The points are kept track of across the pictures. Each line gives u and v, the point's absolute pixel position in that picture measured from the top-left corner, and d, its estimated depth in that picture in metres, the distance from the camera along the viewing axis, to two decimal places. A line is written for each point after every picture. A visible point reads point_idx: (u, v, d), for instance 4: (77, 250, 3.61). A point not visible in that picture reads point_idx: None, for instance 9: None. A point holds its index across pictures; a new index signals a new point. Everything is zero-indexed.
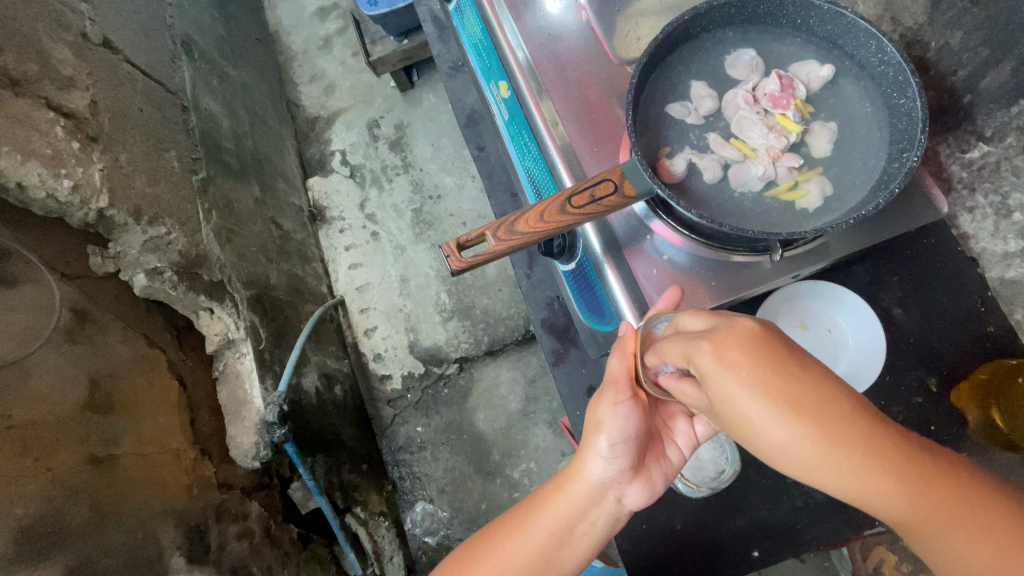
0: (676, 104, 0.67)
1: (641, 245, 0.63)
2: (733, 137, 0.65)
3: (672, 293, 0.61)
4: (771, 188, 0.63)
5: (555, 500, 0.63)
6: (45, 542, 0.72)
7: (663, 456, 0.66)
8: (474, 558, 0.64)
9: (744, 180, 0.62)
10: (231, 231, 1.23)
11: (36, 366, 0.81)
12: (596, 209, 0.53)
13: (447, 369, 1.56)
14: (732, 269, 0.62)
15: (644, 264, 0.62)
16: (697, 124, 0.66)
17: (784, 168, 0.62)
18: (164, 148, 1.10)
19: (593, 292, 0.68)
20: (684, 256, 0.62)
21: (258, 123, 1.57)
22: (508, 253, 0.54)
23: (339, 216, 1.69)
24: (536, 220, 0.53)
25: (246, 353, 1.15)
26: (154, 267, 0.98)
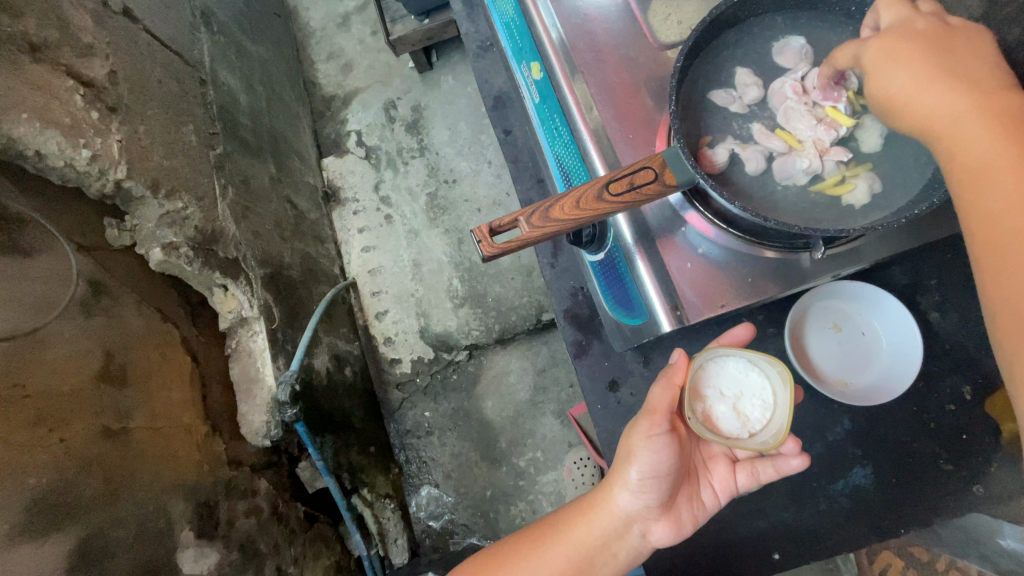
0: (719, 91, 0.64)
1: (675, 237, 0.61)
2: (778, 127, 0.62)
3: (706, 288, 0.59)
4: (814, 183, 0.61)
5: (578, 528, 0.69)
6: (58, 512, 0.72)
7: (695, 497, 0.70)
8: (493, 569, 0.70)
9: (789, 173, 0.61)
10: (246, 208, 1.22)
11: (51, 336, 0.80)
12: (635, 198, 0.51)
13: (457, 356, 1.55)
14: (766, 266, 0.60)
15: (677, 256, 0.60)
16: (741, 113, 0.64)
17: (832, 162, 0.60)
18: (182, 122, 1.09)
19: (622, 284, 0.66)
20: (720, 249, 0.60)
21: (275, 100, 1.54)
22: (540, 241, 0.52)
23: (354, 197, 1.67)
24: (574, 207, 0.51)
25: (259, 331, 1.14)
26: (170, 242, 0.97)
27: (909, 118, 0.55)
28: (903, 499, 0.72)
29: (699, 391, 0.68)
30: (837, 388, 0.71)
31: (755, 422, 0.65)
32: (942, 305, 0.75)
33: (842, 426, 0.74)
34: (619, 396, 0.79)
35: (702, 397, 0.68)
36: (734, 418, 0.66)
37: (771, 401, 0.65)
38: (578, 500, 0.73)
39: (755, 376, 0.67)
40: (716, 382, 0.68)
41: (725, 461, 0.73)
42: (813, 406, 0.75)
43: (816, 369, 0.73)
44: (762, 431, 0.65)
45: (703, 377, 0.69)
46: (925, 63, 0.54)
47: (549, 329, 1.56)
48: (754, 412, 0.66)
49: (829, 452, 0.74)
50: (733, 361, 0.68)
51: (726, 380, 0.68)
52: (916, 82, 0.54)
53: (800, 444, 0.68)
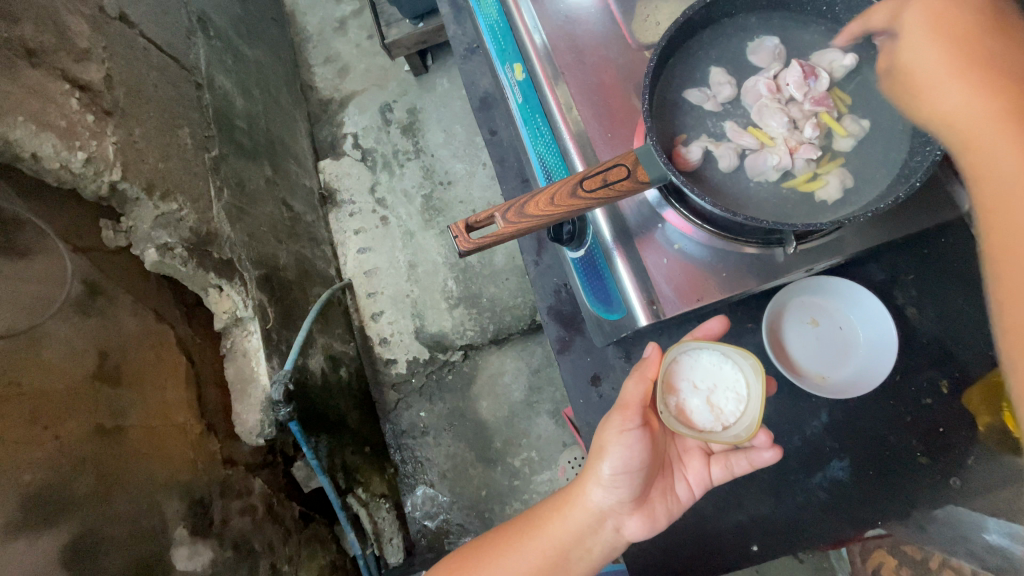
0: (694, 90, 0.65)
1: (652, 234, 0.62)
2: (750, 125, 0.63)
3: (682, 284, 0.60)
4: (784, 178, 0.62)
5: (553, 523, 0.70)
6: (52, 508, 0.74)
7: (669, 490, 0.71)
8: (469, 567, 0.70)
9: (761, 170, 0.61)
10: (241, 210, 1.23)
11: (46, 335, 0.82)
12: (608, 194, 0.52)
13: (451, 356, 1.56)
14: (742, 261, 0.60)
15: (654, 253, 0.61)
16: (715, 111, 0.65)
17: (801, 160, 0.61)
18: (178, 125, 1.10)
19: (601, 280, 0.67)
20: (696, 246, 0.61)
21: (272, 103, 1.56)
22: (517, 236, 0.53)
23: (349, 199, 1.69)
24: (548, 204, 0.52)
25: (253, 331, 1.16)
26: (164, 243, 0.99)
27: (928, 100, 0.57)
28: (884, 493, 0.72)
29: (672, 384, 0.69)
30: (816, 383, 0.72)
31: (728, 414, 0.66)
32: (924, 302, 0.76)
33: (822, 420, 0.75)
34: (602, 392, 0.79)
35: (675, 390, 0.68)
36: (707, 410, 0.67)
37: (744, 393, 0.66)
38: (554, 496, 0.74)
39: (728, 369, 0.68)
40: (689, 375, 0.68)
41: (697, 455, 0.74)
42: (793, 401, 0.75)
43: (796, 364, 0.74)
44: (734, 423, 0.65)
45: (676, 371, 0.69)
46: (960, 48, 0.56)
47: (543, 329, 1.57)
48: (726, 405, 0.66)
49: (812, 447, 0.74)
50: (706, 354, 0.69)
51: (699, 373, 0.69)
52: (944, 62, 0.56)
53: (770, 436, 0.70)
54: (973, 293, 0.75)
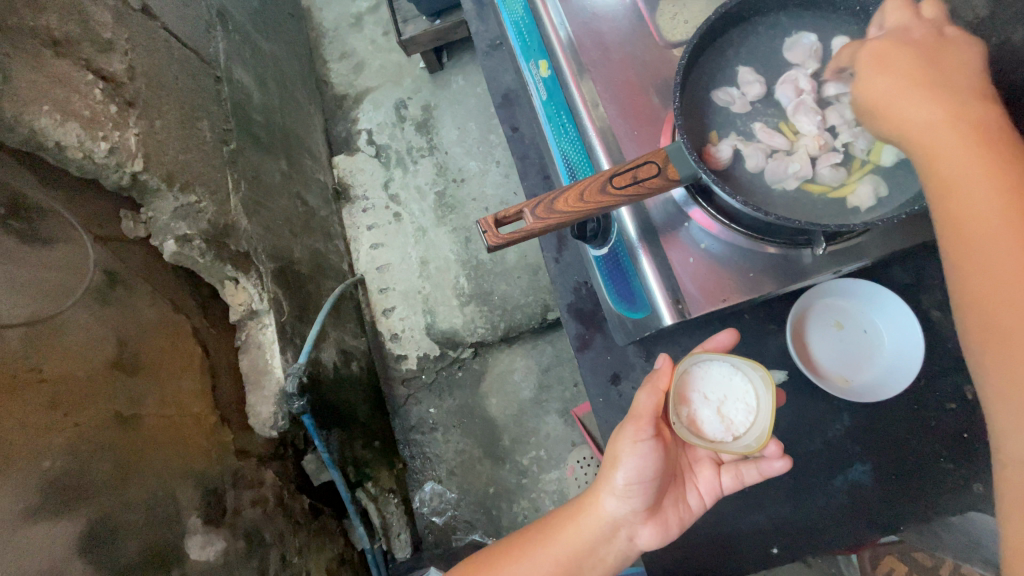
0: (721, 90, 0.65)
1: (677, 232, 0.61)
2: (780, 123, 0.63)
3: (708, 282, 0.60)
4: (814, 179, 0.61)
5: (567, 531, 0.70)
6: (71, 494, 0.74)
7: (681, 500, 0.71)
8: (482, 572, 0.71)
9: (788, 171, 0.61)
10: (257, 203, 1.24)
11: (67, 323, 0.82)
12: (638, 191, 0.52)
13: (462, 353, 1.57)
14: (765, 261, 0.60)
15: (679, 252, 0.61)
16: (744, 110, 0.64)
17: (828, 163, 0.61)
18: (198, 118, 1.11)
19: (625, 278, 0.67)
20: (721, 245, 0.61)
21: (288, 98, 1.57)
22: (544, 231, 0.53)
23: (363, 195, 1.69)
24: (576, 200, 0.52)
25: (268, 325, 1.17)
26: (184, 234, 0.99)
27: (891, 115, 0.56)
28: (903, 498, 0.72)
29: (684, 395, 0.68)
30: (838, 385, 0.72)
31: (739, 425, 0.66)
32: (947, 306, 0.75)
33: (842, 422, 0.74)
34: (620, 389, 0.79)
35: (686, 401, 0.68)
36: (720, 422, 0.66)
37: (755, 405, 0.65)
38: (568, 504, 0.73)
39: (739, 380, 0.67)
40: (701, 386, 0.68)
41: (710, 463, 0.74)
42: (812, 403, 0.75)
43: (817, 366, 0.73)
44: (745, 434, 0.65)
45: (688, 381, 0.69)
46: (905, 69, 0.55)
47: (553, 328, 1.57)
48: (737, 416, 0.66)
49: (829, 448, 0.74)
50: (718, 365, 0.69)
51: (711, 384, 0.69)
52: (900, 85, 0.55)
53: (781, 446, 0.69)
54: None
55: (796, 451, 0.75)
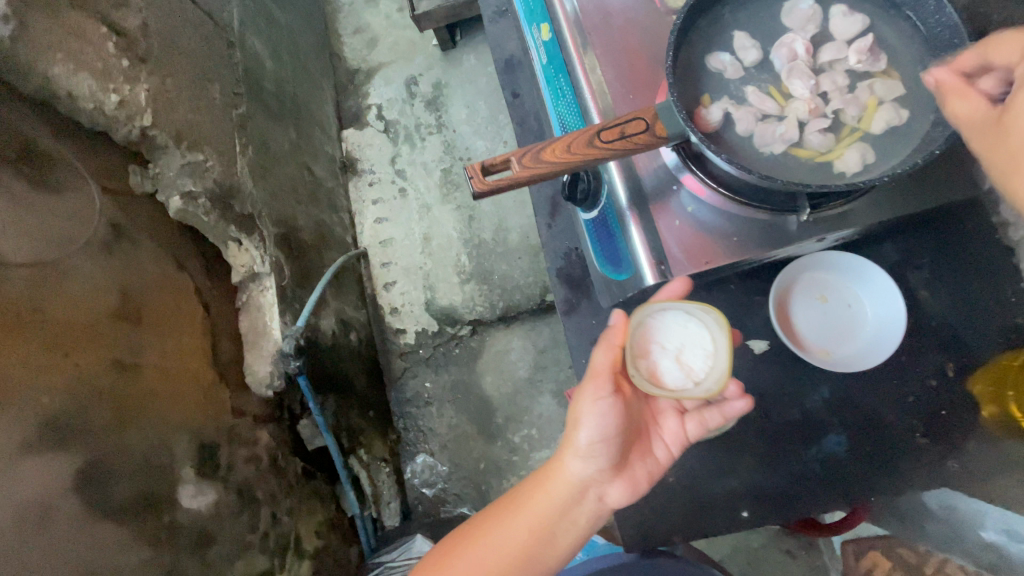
0: (715, 56, 0.65)
1: (667, 197, 0.62)
2: (771, 89, 0.64)
3: (693, 246, 0.61)
4: (802, 145, 0.62)
5: (537, 497, 0.71)
6: (67, 433, 0.77)
7: (647, 454, 0.72)
8: (459, 549, 0.72)
9: (777, 135, 0.62)
10: (264, 169, 1.26)
11: (72, 269, 0.84)
12: (625, 146, 0.52)
13: (460, 331, 1.58)
14: (749, 226, 0.61)
15: (666, 216, 0.61)
16: (737, 75, 0.65)
17: (817, 128, 0.62)
18: (208, 80, 1.13)
19: (612, 241, 0.68)
20: (707, 211, 0.62)
21: (300, 69, 1.58)
22: (530, 181, 0.54)
23: (370, 169, 1.70)
24: (563, 151, 0.53)
25: (269, 287, 1.19)
26: (188, 191, 1.02)
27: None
28: (881, 481, 0.72)
29: (642, 348, 0.68)
30: (819, 357, 0.73)
31: (698, 371, 0.65)
32: (938, 293, 0.75)
33: (823, 395, 0.75)
34: None
35: (645, 355, 0.68)
36: (679, 370, 0.66)
37: (712, 349, 0.65)
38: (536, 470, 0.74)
39: (695, 327, 0.67)
40: (658, 338, 0.68)
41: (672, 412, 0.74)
42: (793, 376, 0.76)
43: (800, 338, 0.74)
44: (706, 379, 0.64)
45: (645, 335, 0.69)
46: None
47: (552, 310, 1.58)
48: (696, 362, 0.66)
49: (809, 421, 0.74)
50: (673, 315, 0.68)
51: (667, 335, 0.68)
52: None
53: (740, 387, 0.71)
54: (992, 290, 0.74)
55: (778, 429, 0.75)
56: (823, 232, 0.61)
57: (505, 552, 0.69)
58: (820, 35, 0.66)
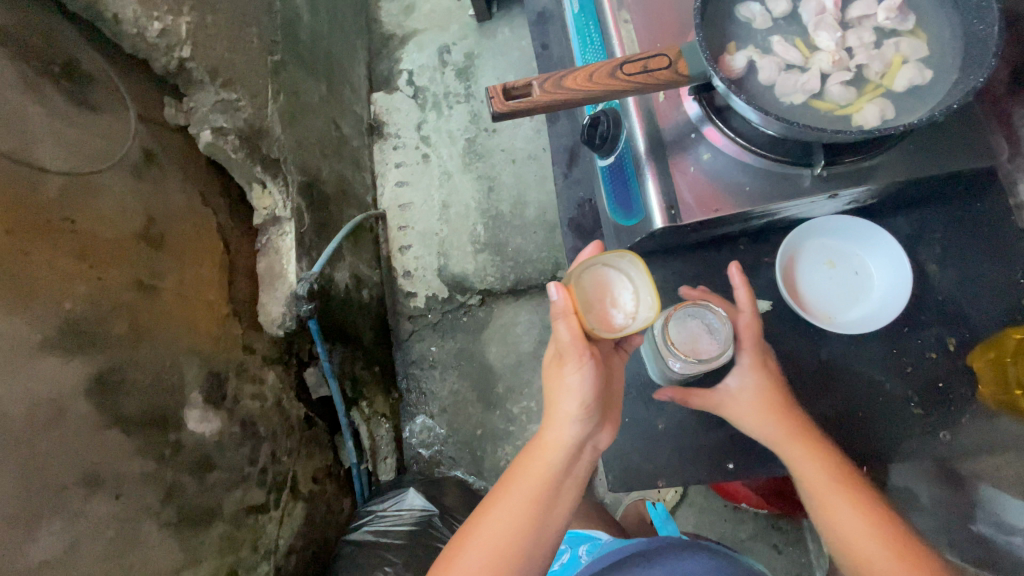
0: (745, 7, 0.68)
1: (684, 146, 0.67)
2: (798, 42, 0.66)
3: (702, 192, 0.66)
4: (824, 95, 0.64)
5: (534, 469, 0.75)
6: (86, 339, 0.80)
7: (617, 396, 0.82)
8: (469, 537, 0.74)
9: (799, 86, 0.64)
10: (293, 117, 1.28)
11: (102, 186, 0.87)
12: (646, 80, 0.55)
13: (469, 299, 1.60)
14: (762, 173, 0.66)
15: (681, 163, 0.66)
16: (765, 27, 0.67)
17: (839, 82, 0.64)
18: (247, 22, 1.15)
19: (625, 186, 0.74)
20: (721, 161, 0.66)
21: (337, 27, 1.60)
22: (551, 106, 0.57)
23: (396, 133, 1.72)
24: (587, 79, 0.56)
25: (288, 232, 1.22)
26: (219, 127, 1.06)
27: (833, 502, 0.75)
28: None
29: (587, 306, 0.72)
30: (820, 319, 0.86)
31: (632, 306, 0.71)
32: None
33: None
34: None
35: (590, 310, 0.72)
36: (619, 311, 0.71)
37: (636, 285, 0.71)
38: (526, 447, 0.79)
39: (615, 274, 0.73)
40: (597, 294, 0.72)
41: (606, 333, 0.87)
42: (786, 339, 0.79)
43: (805, 301, 0.86)
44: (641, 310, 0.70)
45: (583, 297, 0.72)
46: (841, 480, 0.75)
47: None
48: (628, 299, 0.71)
49: None
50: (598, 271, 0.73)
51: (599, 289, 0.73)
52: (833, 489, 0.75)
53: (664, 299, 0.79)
54: None
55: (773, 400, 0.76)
56: (835, 185, 0.65)
57: (515, 520, 0.73)
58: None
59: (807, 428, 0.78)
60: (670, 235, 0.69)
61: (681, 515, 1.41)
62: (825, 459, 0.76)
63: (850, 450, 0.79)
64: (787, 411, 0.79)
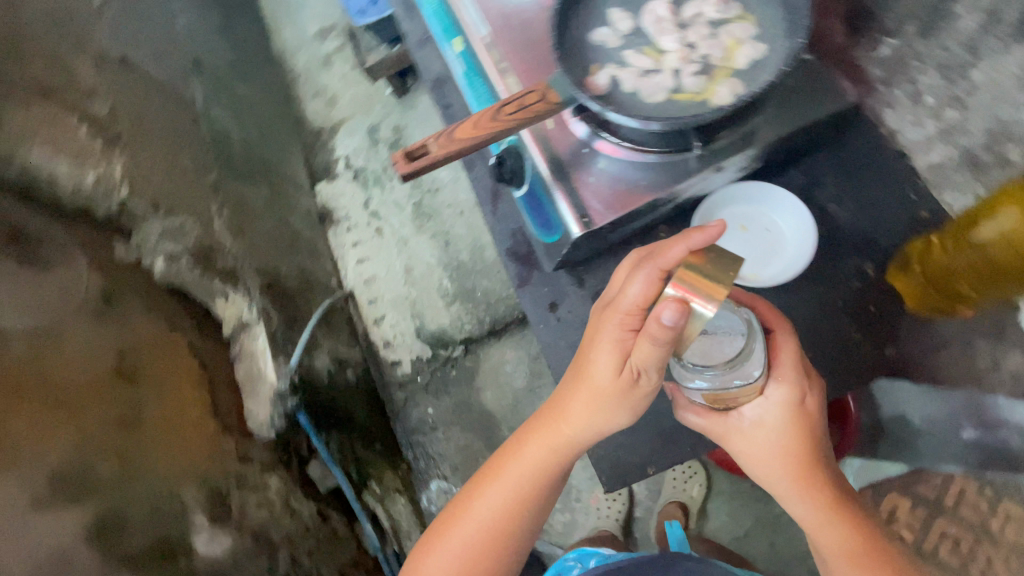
0: (595, 32, 0.74)
1: (583, 163, 0.73)
2: (647, 50, 0.73)
3: (611, 199, 0.72)
4: (682, 88, 0.71)
5: (533, 455, 0.76)
6: (76, 487, 0.81)
7: None
8: (470, 510, 0.78)
9: (659, 88, 0.71)
10: (242, 224, 1.34)
11: (67, 335, 0.90)
12: (524, 116, 0.61)
13: (453, 352, 1.62)
14: (653, 172, 0.72)
15: (585, 178, 0.72)
16: (617, 45, 0.73)
17: (691, 75, 0.71)
18: (178, 151, 1.23)
19: (543, 209, 0.79)
20: (618, 166, 0.73)
21: (267, 133, 1.69)
22: (448, 159, 0.61)
23: (345, 215, 1.78)
24: (472, 128, 0.61)
25: (258, 334, 1.23)
26: (171, 253, 1.11)
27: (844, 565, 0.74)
28: None
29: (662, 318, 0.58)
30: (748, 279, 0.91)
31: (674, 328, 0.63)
32: None
33: None
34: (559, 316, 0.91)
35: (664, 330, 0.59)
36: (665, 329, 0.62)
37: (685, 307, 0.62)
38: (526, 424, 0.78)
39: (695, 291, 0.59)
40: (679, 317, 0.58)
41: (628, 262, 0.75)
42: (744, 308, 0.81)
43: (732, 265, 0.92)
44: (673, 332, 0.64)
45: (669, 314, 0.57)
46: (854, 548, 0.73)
47: None
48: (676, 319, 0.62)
49: None
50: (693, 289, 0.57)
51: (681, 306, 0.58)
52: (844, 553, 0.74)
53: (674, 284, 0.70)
54: None
55: None
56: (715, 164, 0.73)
57: (523, 500, 0.77)
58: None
59: (822, 489, 0.75)
60: (593, 239, 0.76)
61: (712, 507, 1.41)
62: (835, 523, 0.75)
63: (861, 515, 0.76)
64: (811, 472, 0.75)
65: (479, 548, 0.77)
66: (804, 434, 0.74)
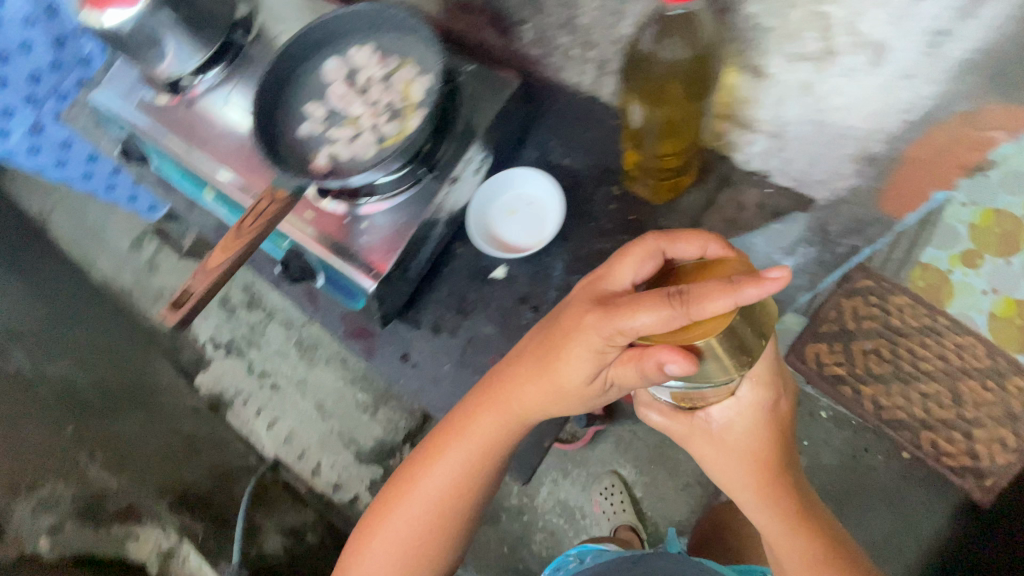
0: (296, 132, 0.68)
1: (352, 229, 0.67)
2: (345, 125, 0.68)
3: (388, 243, 0.65)
4: (388, 138, 0.67)
5: (485, 429, 0.61)
6: None
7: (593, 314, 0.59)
8: (410, 489, 0.64)
9: (368, 151, 0.66)
10: (121, 459, 1.26)
11: None
12: (264, 221, 0.59)
13: (401, 455, 1.57)
14: (402, 205, 0.67)
15: (359, 239, 0.66)
16: (317, 134, 0.67)
17: (389, 126, 0.66)
18: (24, 429, 1.22)
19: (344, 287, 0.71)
20: (384, 217, 0.67)
21: (115, 358, 1.59)
22: (210, 290, 0.57)
23: (235, 391, 1.68)
24: (219, 254, 0.58)
25: (188, 553, 1.16)
26: (50, 525, 1.08)
27: None
28: None
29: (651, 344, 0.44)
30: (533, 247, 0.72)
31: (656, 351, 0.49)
32: None
33: None
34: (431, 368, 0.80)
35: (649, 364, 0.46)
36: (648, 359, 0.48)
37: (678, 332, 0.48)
38: (477, 386, 0.61)
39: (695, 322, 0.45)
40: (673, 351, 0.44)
41: (636, 251, 0.50)
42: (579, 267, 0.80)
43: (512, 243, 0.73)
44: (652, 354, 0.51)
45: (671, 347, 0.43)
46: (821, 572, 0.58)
47: None
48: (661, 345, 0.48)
49: None
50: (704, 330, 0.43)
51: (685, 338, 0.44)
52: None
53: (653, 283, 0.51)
54: None
55: None
56: (456, 175, 0.68)
57: (472, 481, 0.63)
58: (332, 34, 0.70)
59: (787, 499, 0.59)
60: (403, 291, 0.69)
61: None
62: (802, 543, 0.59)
63: (838, 542, 0.60)
64: (777, 487, 0.59)
65: (421, 534, 0.64)
66: (772, 435, 0.57)
